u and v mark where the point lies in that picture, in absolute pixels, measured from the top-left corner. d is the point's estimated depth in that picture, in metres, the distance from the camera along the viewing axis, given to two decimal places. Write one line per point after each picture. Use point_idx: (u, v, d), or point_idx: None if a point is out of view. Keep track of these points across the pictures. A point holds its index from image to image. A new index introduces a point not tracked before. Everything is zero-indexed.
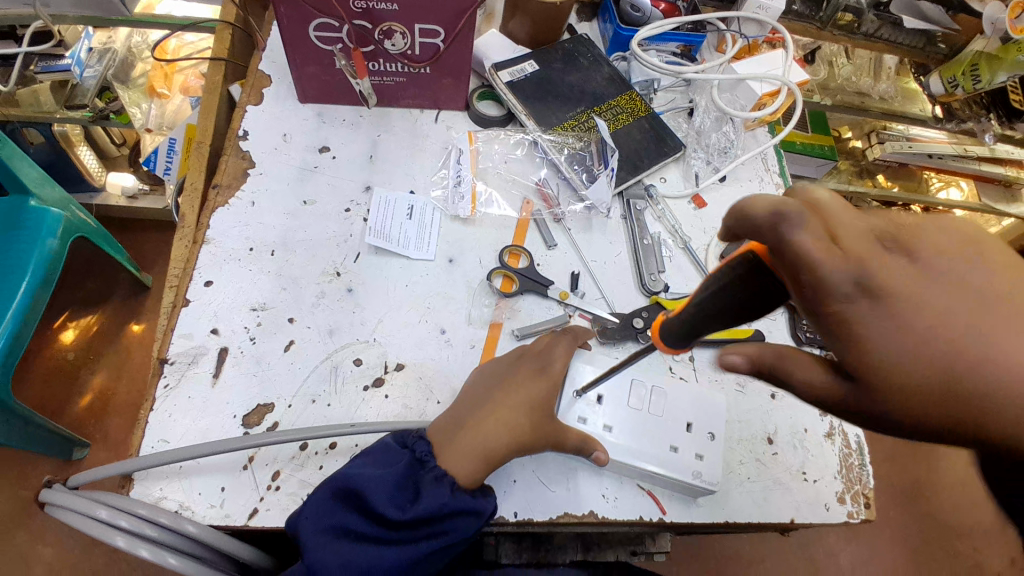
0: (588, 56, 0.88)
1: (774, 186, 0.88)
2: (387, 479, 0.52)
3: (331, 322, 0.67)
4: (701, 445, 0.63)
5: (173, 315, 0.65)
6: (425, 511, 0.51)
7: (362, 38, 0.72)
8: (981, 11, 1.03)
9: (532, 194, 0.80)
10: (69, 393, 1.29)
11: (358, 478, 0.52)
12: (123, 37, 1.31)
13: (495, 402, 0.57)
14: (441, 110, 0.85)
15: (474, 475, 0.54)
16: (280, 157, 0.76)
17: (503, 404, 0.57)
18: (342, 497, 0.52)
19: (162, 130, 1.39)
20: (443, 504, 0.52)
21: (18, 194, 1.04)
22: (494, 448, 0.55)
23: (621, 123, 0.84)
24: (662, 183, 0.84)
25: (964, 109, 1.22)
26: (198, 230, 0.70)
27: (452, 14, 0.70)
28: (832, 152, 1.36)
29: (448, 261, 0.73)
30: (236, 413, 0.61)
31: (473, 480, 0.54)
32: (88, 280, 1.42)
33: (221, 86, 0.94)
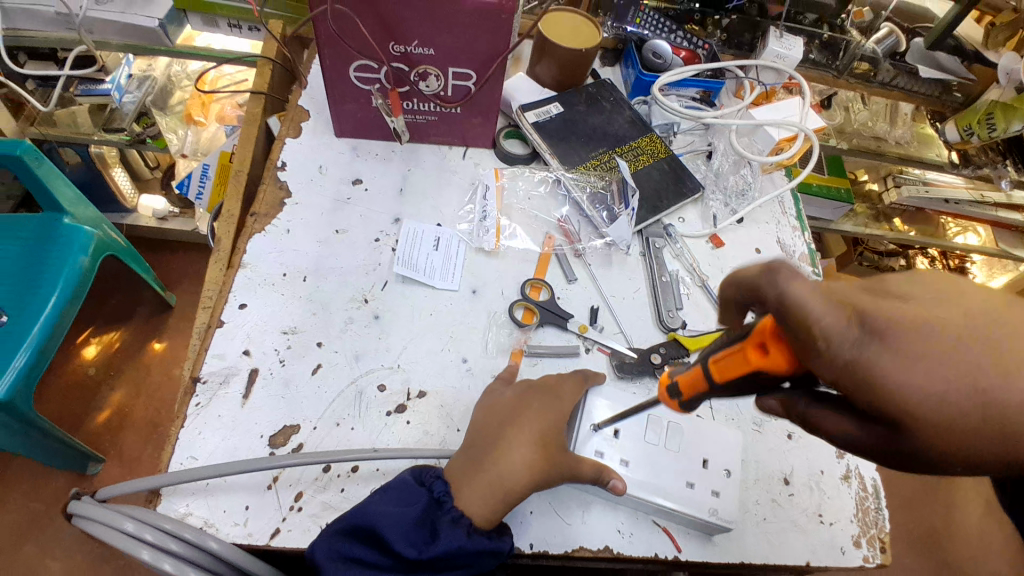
0: (610, 99, 0.92)
1: (790, 228, 0.90)
2: (404, 524, 0.53)
3: (358, 347, 0.69)
4: (717, 481, 0.63)
5: (207, 336, 0.68)
6: (441, 554, 0.52)
7: (399, 79, 0.77)
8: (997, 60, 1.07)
9: (554, 230, 0.82)
10: (88, 407, 1.32)
11: (375, 518, 0.53)
12: (163, 66, 1.38)
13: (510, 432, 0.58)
14: (469, 147, 0.88)
15: (488, 517, 0.55)
16: (315, 188, 0.80)
17: (516, 435, 0.58)
18: (354, 538, 0.53)
19: (196, 155, 1.48)
20: (458, 546, 0.53)
21: (54, 212, 1.09)
22: (514, 478, 0.56)
23: (642, 163, 0.87)
24: (681, 223, 0.87)
25: (980, 155, 1.24)
26: (235, 255, 0.73)
27: (484, 59, 0.74)
28: (847, 195, 1.38)
29: (471, 291, 0.75)
30: (263, 433, 0.62)
31: (488, 517, 0.55)
32: (113, 297, 1.46)
33: (260, 117, 0.99)
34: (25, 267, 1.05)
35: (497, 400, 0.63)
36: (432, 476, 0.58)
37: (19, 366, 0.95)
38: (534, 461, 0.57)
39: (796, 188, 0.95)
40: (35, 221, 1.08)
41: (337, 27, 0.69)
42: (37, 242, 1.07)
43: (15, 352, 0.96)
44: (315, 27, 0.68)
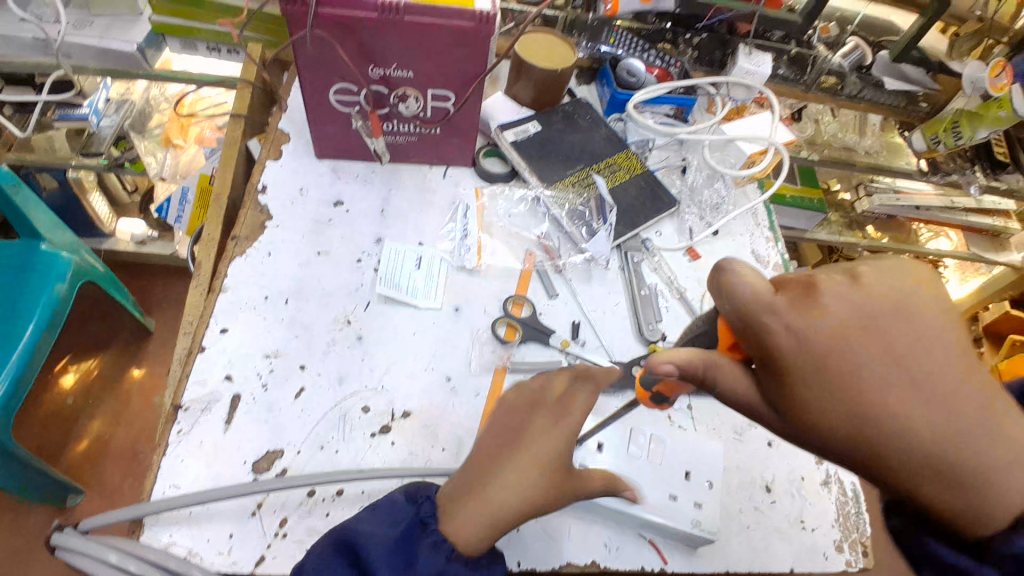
0: (587, 117, 0.94)
1: (764, 239, 0.93)
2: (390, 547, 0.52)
3: (341, 369, 0.69)
4: (700, 492, 0.64)
5: (189, 361, 0.67)
6: None
7: (378, 101, 0.78)
8: (961, 70, 1.12)
9: (535, 247, 0.83)
10: (67, 437, 1.30)
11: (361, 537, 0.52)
12: (141, 90, 1.37)
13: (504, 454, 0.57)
14: (449, 166, 0.89)
15: (476, 545, 0.53)
16: (296, 210, 0.81)
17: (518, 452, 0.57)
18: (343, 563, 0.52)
19: (176, 178, 1.43)
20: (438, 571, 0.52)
21: (30, 237, 1.08)
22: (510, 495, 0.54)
23: (618, 180, 0.89)
24: (658, 236, 0.89)
25: (949, 163, 1.27)
26: (216, 279, 0.74)
27: (462, 80, 0.75)
28: (821, 205, 1.41)
29: (454, 309, 0.76)
30: (247, 458, 0.62)
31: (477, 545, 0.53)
32: (92, 324, 1.44)
33: (240, 141, 1.00)
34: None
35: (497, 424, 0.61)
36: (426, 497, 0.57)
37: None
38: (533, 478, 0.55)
39: (768, 201, 0.97)
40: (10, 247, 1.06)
41: (316, 51, 0.70)
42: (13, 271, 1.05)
43: None
44: (295, 53, 0.70)
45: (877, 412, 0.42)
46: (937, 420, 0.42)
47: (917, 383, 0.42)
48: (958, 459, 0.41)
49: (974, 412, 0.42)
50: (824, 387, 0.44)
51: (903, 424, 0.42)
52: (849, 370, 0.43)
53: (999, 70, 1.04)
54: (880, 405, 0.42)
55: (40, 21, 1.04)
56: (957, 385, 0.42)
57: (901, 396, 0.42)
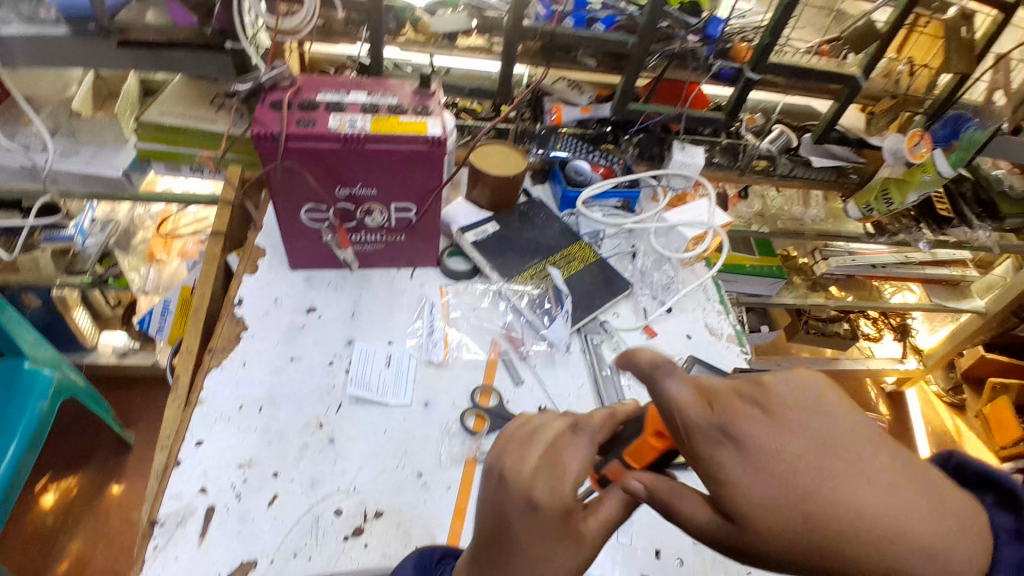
0: (541, 214, 1.03)
1: (716, 313, 0.99)
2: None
3: (313, 473, 0.71)
4: (670, 571, 0.66)
5: (164, 477, 0.69)
6: None
7: (346, 216, 0.85)
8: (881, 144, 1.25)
9: (500, 336, 0.89)
10: (46, 558, 1.25)
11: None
12: (127, 210, 1.49)
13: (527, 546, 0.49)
14: (416, 268, 0.96)
15: None
16: (270, 320, 0.85)
17: (537, 547, 0.49)
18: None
19: (158, 291, 1.52)
20: None
21: (14, 358, 1.10)
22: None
23: (574, 269, 0.96)
24: (616, 318, 0.95)
25: (893, 224, 1.37)
26: (193, 391, 0.76)
27: (422, 193, 0.84)
28: (780, 272, 1.49)
29: (423, 404, 0.79)
30: (221, 572, 0.62)
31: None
32: (71, 441, 1.42)
33: (219, 257, 1.06)
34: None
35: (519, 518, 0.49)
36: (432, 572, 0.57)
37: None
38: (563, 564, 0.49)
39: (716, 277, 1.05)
40: None
41: (287, 180, 0.78)
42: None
43: None
44: (267, 181, 0.78)
45: (829, 505, 0.39)
46: (888, 503, 0.39)
47: (864, 462, 0.40)
48: (930, 542, 0.39)
49: (914, 487, 0.40)
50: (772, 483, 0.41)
51: (867, 510, 0.39)
52: (793, 461, 0.41)
53: (916, 140, 1.16)
54: (830, 499, 0.39)
55: (28, 151, 1.11)
56: (899, 461, 0.41)
57: (853, 478, 0.40)
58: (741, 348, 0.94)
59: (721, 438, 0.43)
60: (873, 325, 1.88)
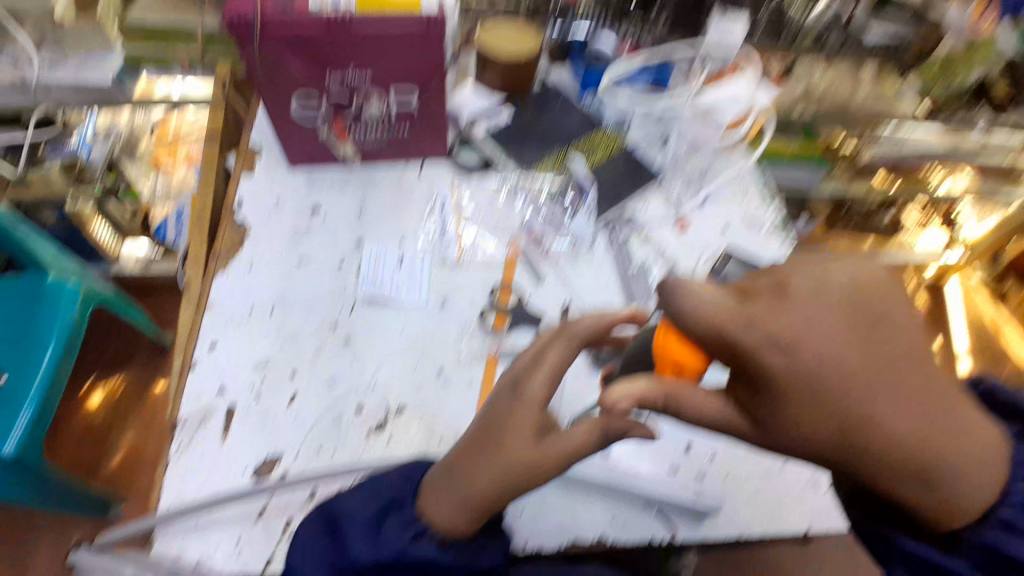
0: (560, 100, 0.92)
1: (757, 200, 0.89)
2: (375, 520, 0.52)
3: (331, 372, 0.68)
4: (700, 466, 0.64)
5: (181, 380, 0.68)
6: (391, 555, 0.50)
7: (339, 113, 0.77)
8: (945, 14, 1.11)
9: (520, 232, 0.82)
10: (102, 450, 1.32)
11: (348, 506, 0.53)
12: (126, 117, 1.40)
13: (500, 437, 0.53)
14: (425, 160, 0.87)
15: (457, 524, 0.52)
16: (274, 221, 0.80)
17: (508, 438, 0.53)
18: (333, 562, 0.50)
19: (169, 200, 1.49)
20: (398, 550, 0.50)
21: (37, 269, 1.06)
22: (509, 474, 0.52)
23: (597, 157, 0.87)
24: (646, 209, 0.85)
25: (950, 104, 1.21)
26: (201, 296, 0.73)
27: (422, 76, 0.74)
28: (821, 158, 1.32)
29: (440, 303, 0.75)
30: (247, 465, 0.62)
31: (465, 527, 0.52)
32: (108, 347, 1.44)
33: (217, 160, 0.99)
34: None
35: (502, 407, 0.55)
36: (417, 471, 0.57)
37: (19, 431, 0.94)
38: (538, 452, 0.53)
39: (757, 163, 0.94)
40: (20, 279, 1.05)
41: (269, 70, 0.69)
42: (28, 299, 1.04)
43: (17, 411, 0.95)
44: (247, 69, 0.69)
45: (857, 417, 0.45)
46: (907, 421, 0.45)
47: (898, 390, 0.46)
48: (942, 456, 0.45)
49: (932, 408, 0.46)
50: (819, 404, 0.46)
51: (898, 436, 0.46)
52: (834, 388, 0.46)
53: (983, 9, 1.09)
54: (860, 412, 0.45)
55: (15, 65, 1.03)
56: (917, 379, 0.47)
57: (882, 402, 0.45)
58: (784, 238, 0.86)
59: (777, 352, 0.46)
60: (919, 216, 1.63)
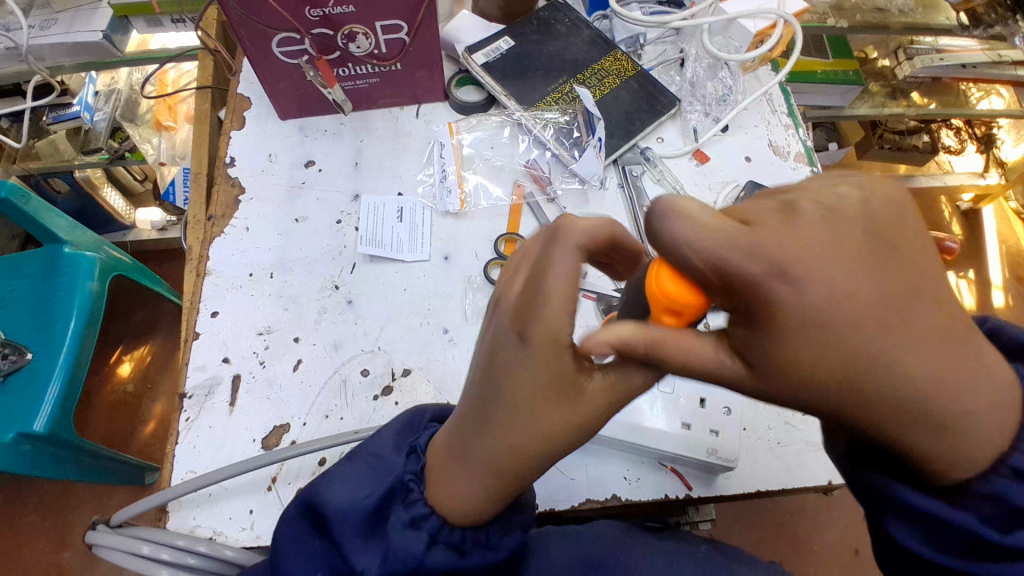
0: (565, 21, 0.83)
1: (782, 127, 0.82)
2: (371, 519, 0.46)
3: (336, 335, 0.67)
4: (716, 420, 0.60)
5: (186, 349, 0.67)
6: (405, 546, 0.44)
7: (326, 46, 0.71)
8: None
9: (523, 177, 0.78)
10: (134, 420, 1.37)
11: (336, 506, 0.45)
12: (124, 76, 1.30)
13: (509, 389, 0.42)
14: (422, 104, 0.82)
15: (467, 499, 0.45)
16: (268, 178, 0.77)
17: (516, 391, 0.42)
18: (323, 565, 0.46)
19: (176, 160, 1.36)
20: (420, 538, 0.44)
21: (52, 244, 1.06)
22: (518, 447, 0.43)
23: (607, 87, 0.80)
24: (659, 143, 0.80)
25: (990, 13, 1.06)
26: (200, 262, 0.71)
27: (410, 5, 0.67)
28: (858, 77, 1.19)
29: (443, 258, 0.72)
30: (256, 436, 0.62)
31: (473, 513, 0.46)
32: (135, 314, 1.49)
33: (209, 113, 0.94)
34: (40, 299, 1.04)
35: (510, 352, 0.42)
36: (409, 447, 0.51)
37: (51, 399, 0.96)
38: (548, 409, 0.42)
39: (785, 82, 0.86)
40: (38, 257, 1.05)
41: (244, 5, 0.63)
42: (48, 275, 1.04)
43: (47, 383, 0.96)
44: (222, 9, 0.64)
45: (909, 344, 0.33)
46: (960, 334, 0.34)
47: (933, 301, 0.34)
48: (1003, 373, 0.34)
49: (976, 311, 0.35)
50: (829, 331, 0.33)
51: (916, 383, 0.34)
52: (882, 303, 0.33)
53: None
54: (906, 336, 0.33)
55: (6, 32, 0.99)
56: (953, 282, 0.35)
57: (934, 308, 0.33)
58: (811, 169, 0.79)
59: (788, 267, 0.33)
60: (955, 136, 1.57)
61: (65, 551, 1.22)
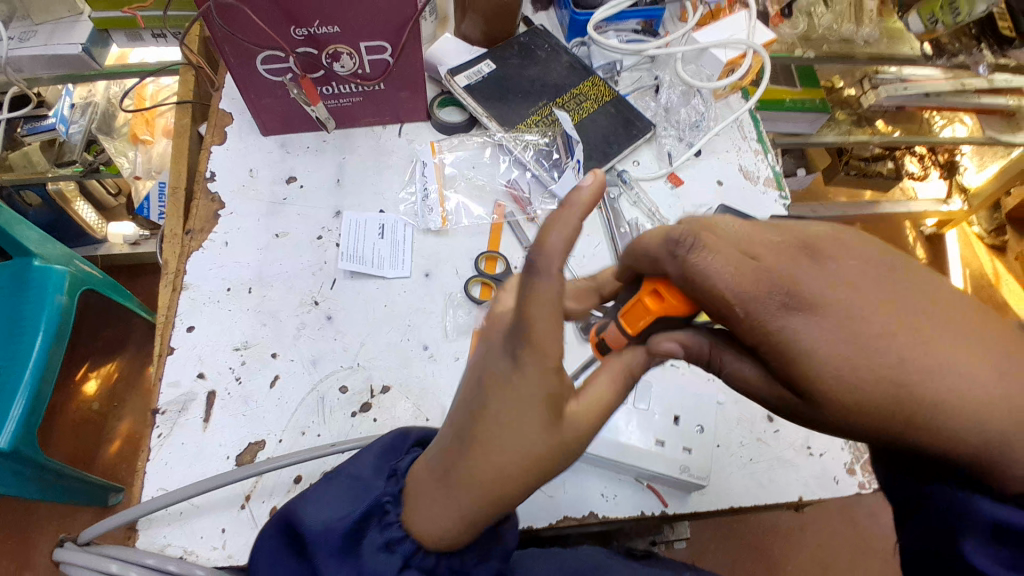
0: (545, 47, 0.86)
1: (752, 153, 0.85)
2: (346, 541, 0.45)
3: (313, 351, 0.67)
4: (689, 438, 0.62)
5: (159, 364, 0.66)
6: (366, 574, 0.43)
7: (310, 64, 0.72)
8: None
9: (503, 197, 0.79)
10: (98, 439, 1.33)
11: (312, 526, 0.45)
12: (101, 88, 1.27)
13: (495, 406, 0.42)
14: (404, 123, 0.84)
15: (446, 530, 0.45)
16: (247, 193, 0.77)
17: (507, 413, 0.42)
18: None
19: (151, 175, 1.38)
20: None
21: (22, 257, 1.03)
22: (502, 469, 0.42)
23: (586, 111, 0.82)
24: (635, 167, 0.83)
25: (953, 43, 1.11)
26: (176, 277, 0.71)
27: (394, 28, 0.69)
28: (824, 105, 1.24)
29: (424, 275, 0.72)
30: (230, 453, 0.61)
31: (450, 541, 0.45)
32: (104, 328, 1.45)
33: (189, 128, 0.94)
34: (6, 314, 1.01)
35: (496, 373, 0.42)
36: (389, 471, 0.50)
37: (16, 415, 0.92)
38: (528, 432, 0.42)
39: (754, 109, 0.89)
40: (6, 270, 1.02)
41: (230, 23, 0.64)
42: (13, 289, 1.01)
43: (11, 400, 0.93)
44: (206, 26, 0.64)
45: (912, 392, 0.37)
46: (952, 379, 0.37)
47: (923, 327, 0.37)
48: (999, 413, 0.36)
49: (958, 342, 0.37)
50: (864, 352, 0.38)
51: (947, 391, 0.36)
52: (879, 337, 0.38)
53: None
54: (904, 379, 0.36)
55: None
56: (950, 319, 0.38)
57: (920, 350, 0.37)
58: (780, 194, 0.82)
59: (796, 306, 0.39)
60: (919, 163, 1.66)
61: (26, 574, 1.17)
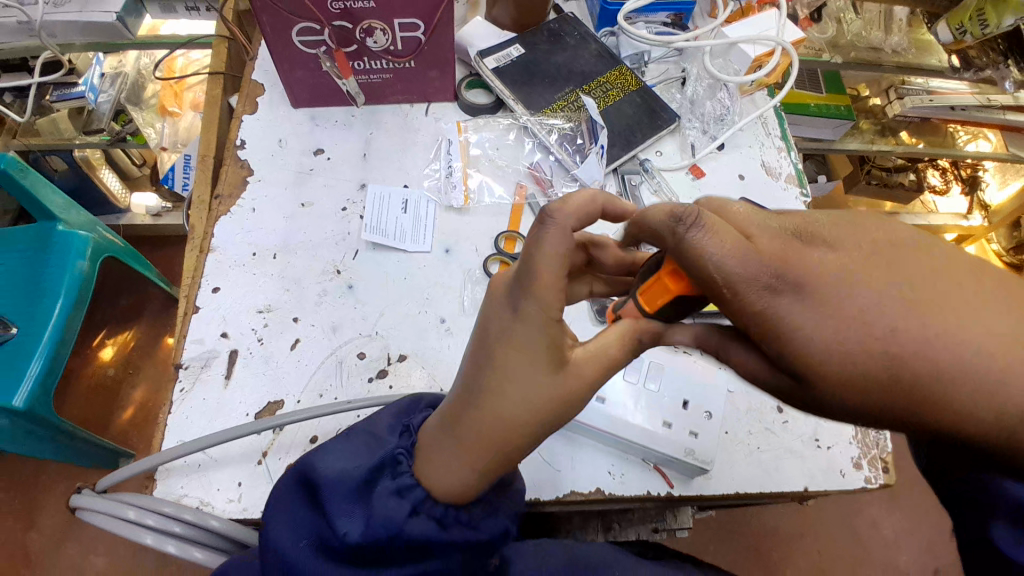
0: (574, 34, 0.87)
1: (775, 150, 0.86)
2: (359, 488, 0.46)
3: (334, 318, 0.68)
4: (697, 422, 0.62)
5: (184, 321, 0.68)
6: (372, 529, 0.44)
7: (344, 38, 0.73)
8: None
9: (526, 178, 0.81)
10: (112, 405, 1.36)
11: (327, 474, 0.46)
12: (132, 60, 1.30)
13: (509, 355, 0.43)
14: (432, 102, 0.85)
15: (456, 482, 0.45)
16: (277, 161, 0.78)
17: (519, 365, 0.42)
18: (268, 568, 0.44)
19: (177, 148, 1.36)
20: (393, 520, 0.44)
21: (46, 221, 1.06)
22: (513, 419, 0.43)
23: (611, 99, 0.83)
24: (658, 157, 0.83)
25: (980, 57, 1.11)
26: (204, 240, 0.73)
27: (428, 7, 0.70)
28: (850, 112, 1.24)
29: (444, 251, 0.74)
30: (249, 411, 0.63)
31: (461, 490, 0.45)
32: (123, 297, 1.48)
33: (220, 99, 0.96)
34: (27, 274, 1.04)
35: (500, 322, 0.43)
36: (402, 427, 0.51)
37: (34, 374, 0.95)
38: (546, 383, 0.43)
39: (779, 107, 0.89)
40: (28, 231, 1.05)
41: None
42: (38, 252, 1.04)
43: (29, 360, 0.96)
44: None
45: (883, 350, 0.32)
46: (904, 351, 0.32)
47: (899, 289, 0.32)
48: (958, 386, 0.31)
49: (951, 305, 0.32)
50: (850, 331, 0.32)
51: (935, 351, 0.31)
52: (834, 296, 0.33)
53: None
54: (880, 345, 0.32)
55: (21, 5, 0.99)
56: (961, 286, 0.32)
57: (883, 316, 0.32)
58: (800, 191, 0.83)
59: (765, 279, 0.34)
60: (941, 177, 1.63)
61: (32, 533, 1.20)
